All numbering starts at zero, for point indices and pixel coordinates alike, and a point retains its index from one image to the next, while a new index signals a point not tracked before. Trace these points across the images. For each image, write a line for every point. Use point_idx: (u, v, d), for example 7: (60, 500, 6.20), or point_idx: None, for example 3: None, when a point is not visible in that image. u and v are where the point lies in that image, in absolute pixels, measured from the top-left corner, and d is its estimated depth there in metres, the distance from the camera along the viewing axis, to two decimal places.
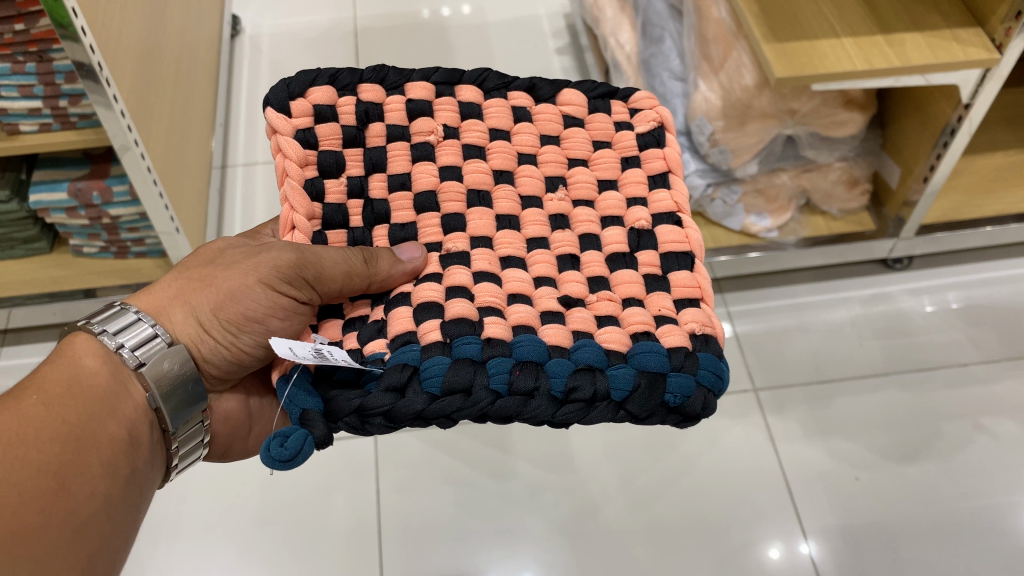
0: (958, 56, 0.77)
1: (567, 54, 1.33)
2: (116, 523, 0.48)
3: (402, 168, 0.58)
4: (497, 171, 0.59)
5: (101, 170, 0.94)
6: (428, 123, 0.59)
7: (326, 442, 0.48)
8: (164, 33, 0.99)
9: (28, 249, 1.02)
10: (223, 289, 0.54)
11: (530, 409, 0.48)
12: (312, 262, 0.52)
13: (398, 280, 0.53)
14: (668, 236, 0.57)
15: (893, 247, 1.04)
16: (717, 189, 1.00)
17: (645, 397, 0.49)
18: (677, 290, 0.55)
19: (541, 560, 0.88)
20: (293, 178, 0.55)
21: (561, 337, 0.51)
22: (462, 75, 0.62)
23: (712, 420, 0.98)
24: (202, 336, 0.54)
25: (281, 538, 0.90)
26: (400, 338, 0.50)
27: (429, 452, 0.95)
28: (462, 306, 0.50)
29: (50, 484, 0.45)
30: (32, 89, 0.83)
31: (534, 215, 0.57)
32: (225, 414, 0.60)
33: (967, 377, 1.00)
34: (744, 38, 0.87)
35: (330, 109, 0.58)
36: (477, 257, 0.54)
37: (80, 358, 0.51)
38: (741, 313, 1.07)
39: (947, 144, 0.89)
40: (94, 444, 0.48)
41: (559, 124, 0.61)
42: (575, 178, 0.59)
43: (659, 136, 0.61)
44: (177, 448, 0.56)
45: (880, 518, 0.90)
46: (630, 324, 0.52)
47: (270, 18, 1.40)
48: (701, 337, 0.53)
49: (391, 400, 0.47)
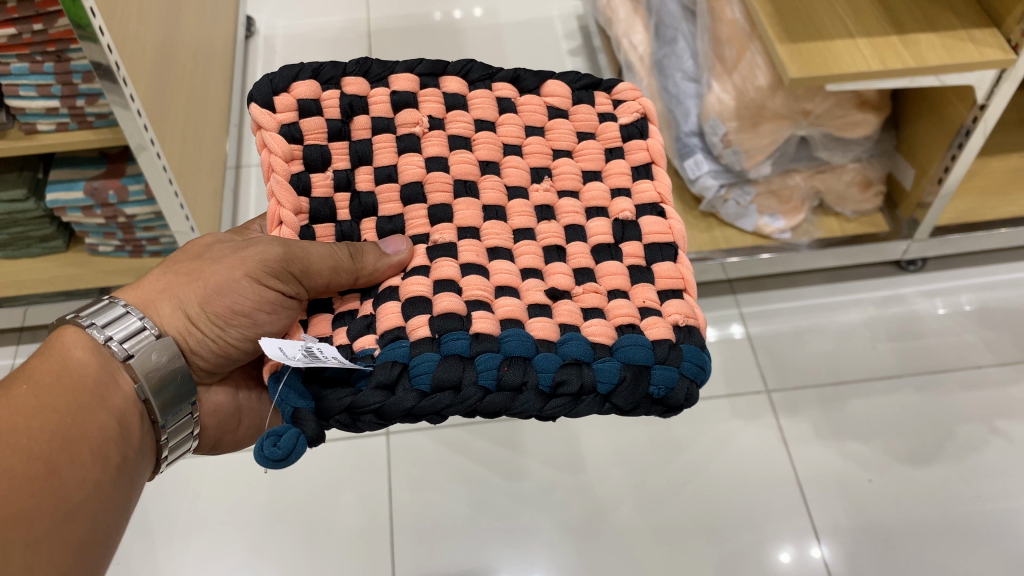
0: (975, 57, 0.77)
1: (579, 55, 1.34)
2: (106, 513, 0.48)
3: (388, 159, 0.58)
4: (483, 161, 0.59)
5: (118, 169, 0.95)
6: (413, 115, 0.59)
7: (318, 439, 0.49)
8: (180, 33, 1.00)
9: (45, 247, 1.03)
10: (211, 283, 0.54)
11: (518, 404, 0.48)
12: (299, 256, 0.52)
13: (385, 273, 0.53)
14: (652, 227, 0.57)
15: (908, 249, 1.03)
16: (730, 190, 0.99)
17: (630, 390, 0.49)
18: (660, 282, 0.55)
19: (551, 560, 0.88)
20: (278, 173, 0.55)
21: (549, 331, 0.50)
22: (446, 66, 0.61)
23: (723, 422, 0.97)
24: (190, 329, 0.54)
25: (292, 537, 0.90)
26: (390, 334, 0.50)
27: (440, 451, 0.95)
28: (451, 301, 0.50)
29: (40, 471, 0.45)
30: (50, 89, 0.84)
31: (520, 206, 0.57)
32: (214, 407, 0.60)
33: (981, 379, 0.99)
34: (758, 38, 0.88)
35: (314, 104, 0.58)
36: (464, 249, 0.54)
37: (69, 350, 0.51)
38: (754, 314, 1.06)
39: (961, 146, 0.89)
40: (84, 433, 0.48)
41: (543, 115, 0.61)
42: (561, 169, 0.59)
43: (641, 127, 0.61)
44: (168, 440, 0.55)
45: (895, 520, 0.89)
46: (616, 316, 0.52)
47: (285, 19, 1.41)
48: (684, 329, 0.53)
49: (381, 398, 0.47)
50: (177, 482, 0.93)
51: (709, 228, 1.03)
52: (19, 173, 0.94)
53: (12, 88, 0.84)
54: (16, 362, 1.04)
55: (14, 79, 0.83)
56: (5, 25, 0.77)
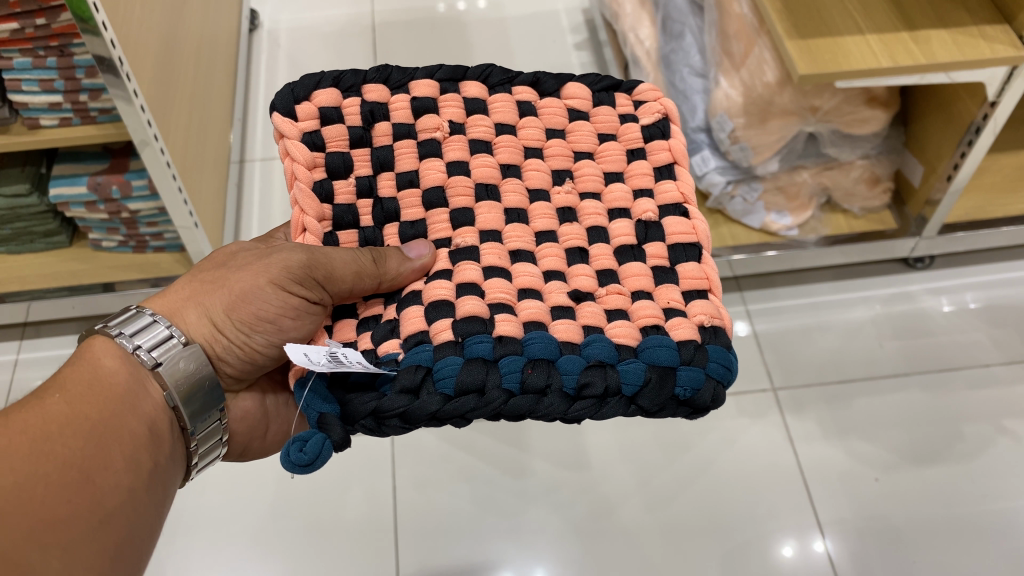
0: (985, 54, 0.76)
1: (585, 49, 1.33)
2: (140, 518, 0.48)
3: (409, 165, 0.57)
4: (504, 165, 0.58)
5: (120, 164, 0.94)
6: (434, 119, 0.58)
7: (344, 444, 0.48)
8: (183, 27, 0.99)
9: (48, 242, 1.03)
10: (235, 289, 0.54)
11: (543, 407, 0.47)
12: (322, 263, 0.52)
13: (409, 277, 0.53)
14: (675, 228, 0.56)
15: (915, 247, 1.03)
16: (737, 187, 0.99)
17: (656, 392, 0.49)
18: (684, 283, 0.54)
19: (557, 558, 0.88)
20: (302, 181, 0.55)
21: (572, 334, 0.50)
22: (465, 71, 0.61)
23: (730, 420, 0.97)
24: (216, 336, 0.54)
25: (295, 534, 0.90)
26: (413, 338, 0.49)
27: (445, 449, 0.95)
28: (474, 304, 0.50)
29: (75, 478, 0.45)
30: (53, 83, 0.83)
31: (542, 208, 0.56)
32: (243, 413, 0.60)
33: (988, 378, 0.99)
34: (767, 33, 0.86)
35: (335, 112, 0.57)
36: (486, 252, 0.54)
37: (100, 359, 0.50)
38: (760, 312, 1.06)
39: (971, 143, 0.88)
40: (115, 439, 0.48)
41: (564, 118, 0.60)
42: (582, 171, 0.58)
43: (663, 127, 0.60)
44: (197, 446, 0.55)
45: (901, 518, 0.89)
46: (640, 318, 0.52)
47: (288, 13, 1.40)
48: (709, 330, 0.52)
49: (405, 402, 0.47)
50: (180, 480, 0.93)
51: (715, 226, 1.02)
52: (21, 168, 0.94)
53: (14, 83, 0.83)
54: (20, 358, 1.04)
55: (17, 74, 0.83)
56: (6, 20, 0.77)
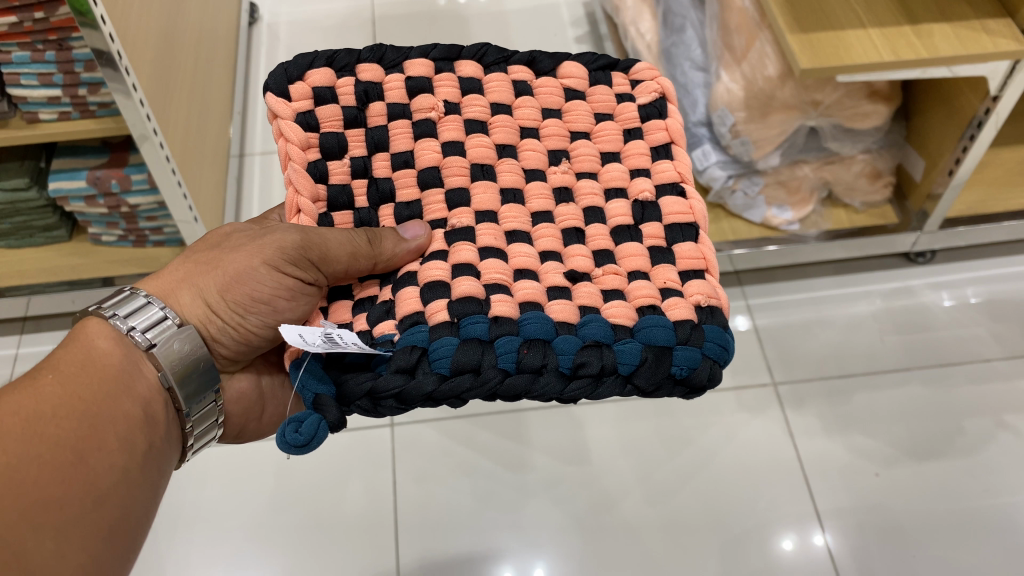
0: (987, 47, 0.75)
1: (586, 42, 1.32)
2: (136, 498, 0.48)
3: (404, 145, 0.57)
4: (500, 145, 0.58)
5: (120, 159, 0.94)
6: (429, 99, 0.58)
7: (340, 425, 0.48)
8: (182, 19, 0.98)
9: (47, 237, 1.03)
10: (229, 270, 0.54)
11: (539, 386, 0.47)
12: (317, 244, 0.51)
13: (403, 258, 0.53)
14: (672, 207, 0.56)
15: (916, 241, 1.02)
16: (738, 180, 0.99)
17: (652, 370, 0.49)
18: (681, 263, 0.54)
19: (557, 551, 0.88)
20: (296, 162, 0.55)
21: (569, 314, 0.50)
22: (461, 50, 0.61)
23: (731, 414, 0.97)
24: (210, 316, 0.54)
25: (295, 527, 0.90)
26: (409, 319, 0.49)
27: (445, 443, 0.95)
28: (470, 285, 0.50)
29: (68, 459, 0.45)
30: (52, 77, 0.82)
31: (538, 188, 0.56)
32: (239, 394, 0.60)
33: (989, 372, 0.99)
34: (768, 27, 0.86)
35: (329, 91, 0.57)
36: (482, 232, 0.53)
37: (93, 340, 0.50)
38: (761, 306, 1.06)
39: (973, 137, 0.88)
40: (109, 420, 0.47)
41: (560, 98, 0.60)
42: (578, 151, 0.58)
43: (660, 107, 0.60)
44: (193, 428, 0.55)
45: (902, 513, 0.89)
46: (637, 298, 0.51)
47: (288, 6, 1.39)
48: (706, 309, 0.52)
49: (401, 382, 0.47)
50: (180, 475, 0.93)
51: (716, 220, 1.02)
52: (21, 163, 0.94)
53: (12, 77, 0.83)
54: (20, 352, 1.04)
55: (16, 68, 0.82)
56: (5, 14, 0.76)
